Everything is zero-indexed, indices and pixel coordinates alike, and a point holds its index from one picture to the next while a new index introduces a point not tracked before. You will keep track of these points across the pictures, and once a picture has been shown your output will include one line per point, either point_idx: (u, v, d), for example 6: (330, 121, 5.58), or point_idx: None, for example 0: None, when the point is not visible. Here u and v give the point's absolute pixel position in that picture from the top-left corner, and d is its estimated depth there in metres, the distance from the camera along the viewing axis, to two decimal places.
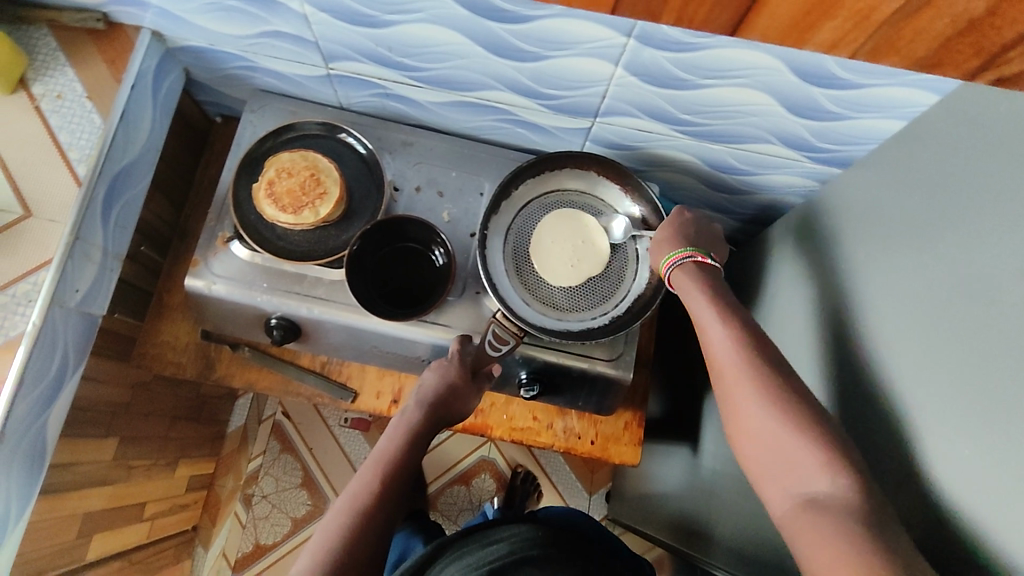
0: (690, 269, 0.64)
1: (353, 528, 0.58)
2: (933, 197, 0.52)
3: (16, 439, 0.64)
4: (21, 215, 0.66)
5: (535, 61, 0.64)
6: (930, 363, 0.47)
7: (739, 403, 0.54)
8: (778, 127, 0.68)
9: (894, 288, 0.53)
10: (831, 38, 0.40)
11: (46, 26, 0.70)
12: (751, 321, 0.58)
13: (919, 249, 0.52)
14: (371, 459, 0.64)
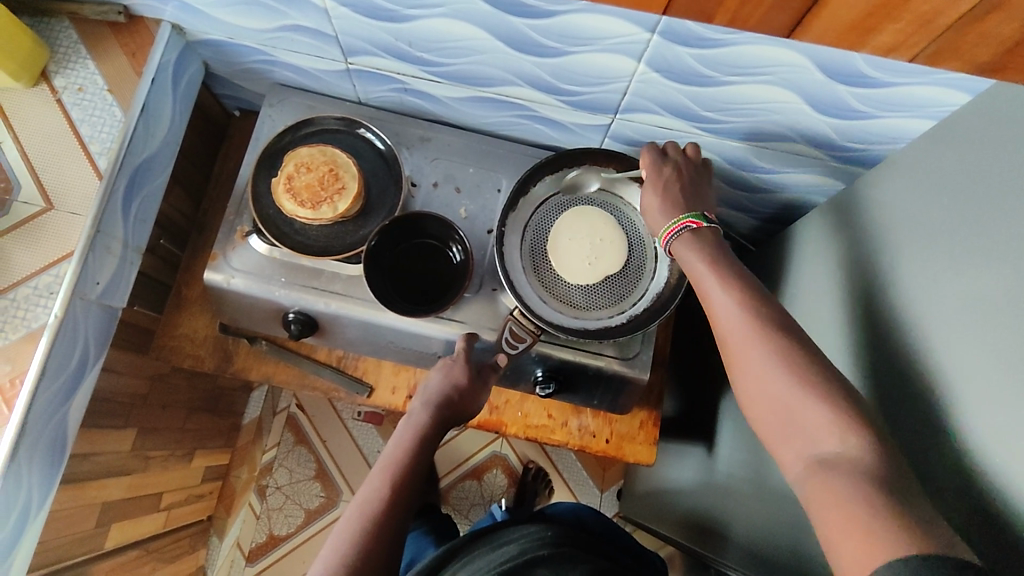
0: (688, 239, 0.61)
1: (366, 534, 0.56)
2: (974, 200, 0.51)
3: (37, 430, 0.65)
4: (42, 208, 0.67)
5: (556, 57, 0.63)
6: (971, 371, 0.46)
7: (750, 372, 0.51)
8: (803, 126, 0.67)
9: (929, 293, 0.52)
10: (889, 40, 0.50)
11: (68, 19, 0.70)
12: (757, 287, 0.56)
13: (951, 253, 0.52)
14: (381, 463, 0.63)
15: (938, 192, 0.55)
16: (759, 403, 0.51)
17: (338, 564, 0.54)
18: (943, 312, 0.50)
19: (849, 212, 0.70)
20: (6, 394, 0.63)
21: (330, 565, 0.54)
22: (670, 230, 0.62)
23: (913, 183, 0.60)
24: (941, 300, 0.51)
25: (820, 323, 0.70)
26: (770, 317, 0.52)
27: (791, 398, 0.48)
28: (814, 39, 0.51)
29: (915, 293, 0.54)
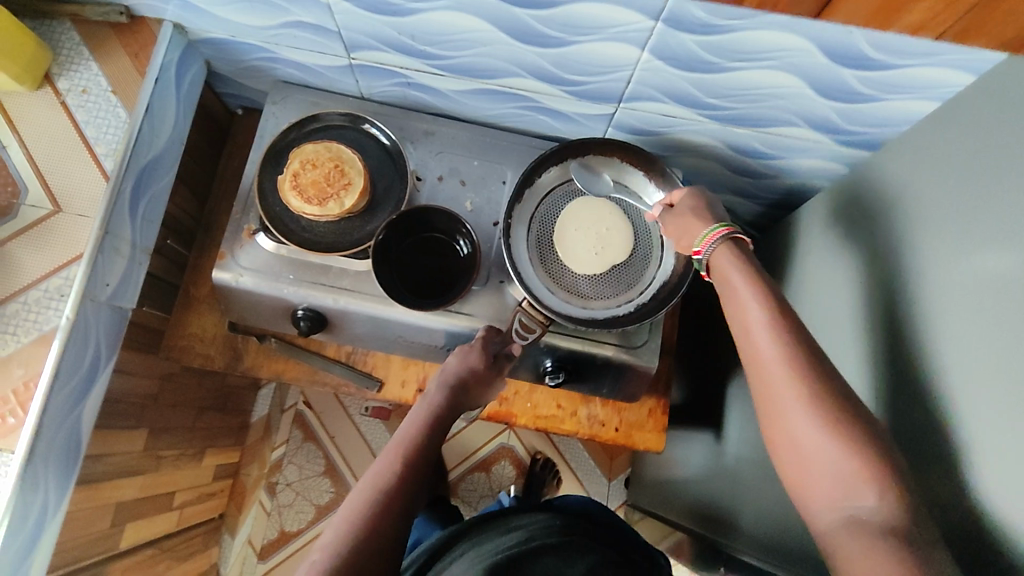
0: (730, 249, 0.59)
1: (377, 507, 0.55)
2: (994, 185, 0.52)
3: (52, 431, 0.65)
4: (50, 211, 0.67)
5: (560, 47, 0.63)
6: (997, 354, 0.47)
7: (785, 412, 0.49)
8: (808, 111, 0.67)
9: (954, 278, 0.53)
10: (917, 20, 0.51)
11: (69, 20, 0.70)
12: (798, 317, 0.52)
13: (973, 235, 0.52)
14: (394, 439, 0.62)
15: (957, 177, 0.56)
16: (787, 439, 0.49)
17: (351, 534, 0.53)
18: (969, 297, 0.51)
19: (861, 198, 0.70)
20: (20, 397, 0.63)
21: (343, 535, 0.53)
22: (712, 233, 0.60)
23: (925, 167, 0.61)
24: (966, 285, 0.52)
25: (831, 307, 0.70)
26: (812, 357, 0.50)
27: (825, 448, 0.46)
28: (843, 18, 0.53)
29: (938, 278, 0.55)
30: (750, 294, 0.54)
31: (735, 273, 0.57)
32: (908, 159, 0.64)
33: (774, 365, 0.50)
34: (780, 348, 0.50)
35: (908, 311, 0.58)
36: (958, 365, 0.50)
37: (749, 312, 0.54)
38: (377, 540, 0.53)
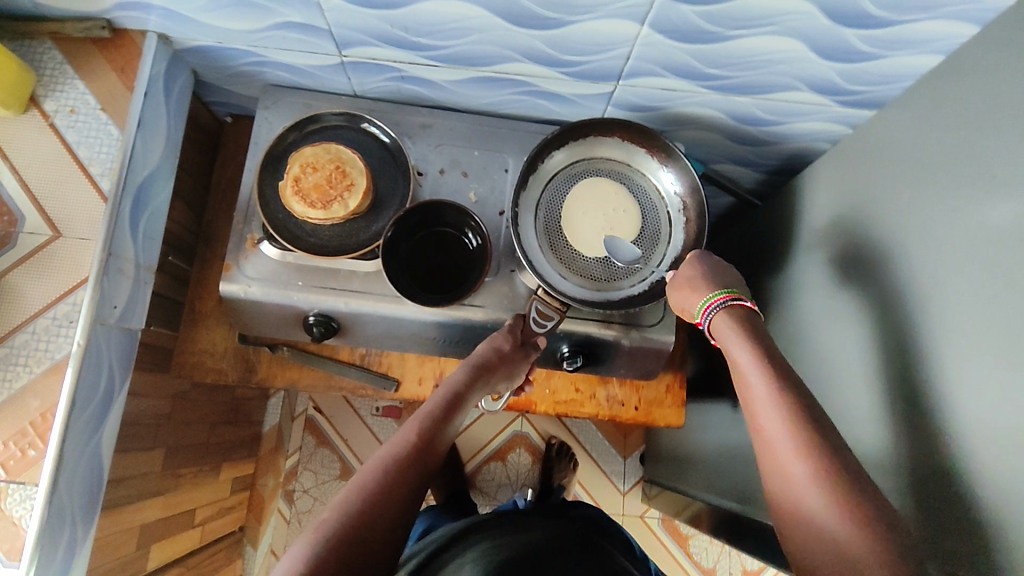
0: (736, 313, 0.64)
1: (392, 470, 0.57)
2: (1007, 135, 0.52)
3: (75, 460, 0.64)
4: (49, 236, 0.65)
5: (558, 28, 0.62)
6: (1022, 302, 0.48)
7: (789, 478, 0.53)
8: (809, 74, 0.67)
9: (975, 230, 0.53)
10: None
11: (49, 39, 0.68)
12: (798, 385, 0.57)
13: (991, 186, 0.52)
14: (414, 415, 0.65)
15: (966, 128, 0.56)
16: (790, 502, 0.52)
17: (366, 491, 0.55)
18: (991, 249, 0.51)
19: (861, 157, 0.70)
20: (39, 428, 0.62)
21: (356, 492, 0.54)
22: (713, 298, 0.65)
23: (931, 120, 0.61)
24: (988, 236, 0.52)
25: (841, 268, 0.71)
26: (816, 424, 0.54)
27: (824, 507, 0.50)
28: None
29: (959, 230, 0.55)
30: (752, 359, 0.59)
31: (738, 337, 0.62)
32: (908, 115, 0.64)
33: (777, 433, 0.54)
34: (782, 415, 0.55)
35: (924, 267, 0.58)
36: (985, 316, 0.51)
37: (751, 382, 0.58)
38: (388, 502, 0.55)
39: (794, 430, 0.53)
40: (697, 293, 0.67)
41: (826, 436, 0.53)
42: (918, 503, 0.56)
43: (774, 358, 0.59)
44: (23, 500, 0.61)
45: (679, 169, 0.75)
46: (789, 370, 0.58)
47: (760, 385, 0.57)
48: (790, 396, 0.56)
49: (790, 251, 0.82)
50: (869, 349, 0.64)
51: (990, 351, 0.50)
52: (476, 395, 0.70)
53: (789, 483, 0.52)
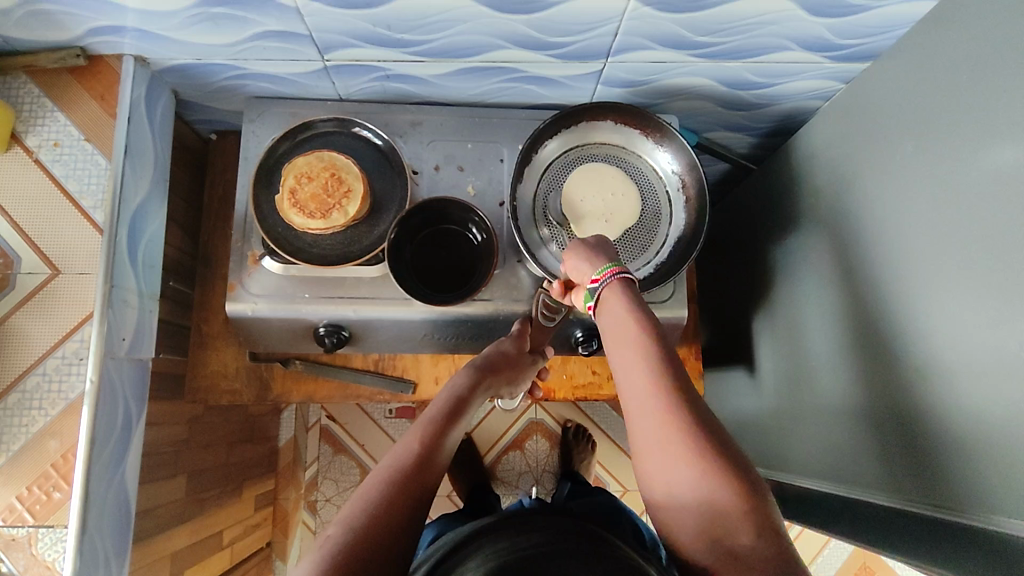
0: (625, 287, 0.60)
1: (397, 481, 0.55)
2: (1012, 75, 0.51)
3: (101, 497, 0.63)
4: (49, 274, 0.64)
5: (543, 10, 0.61)
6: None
7: (658, 456, 0.51)
8: (798, 32, 0.66)
9: (983, 174, 0.53)
10: None
11: (24, 73, 0.66)
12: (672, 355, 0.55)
13: (996, 129, 0.52)
14: (417, 421, 0.63)
15: (965, 69, 0.56)
16: (662, 488, 0.51)
17: (369, 504, 0.53)
18: (998, 190, 0.51)
19: (857, 111, 0.70)
20: (61, 470, 0.61)
21: (359, 509, 0.52)
22: (606, 269, 0.60)
23: (927, 68, 0.60)
24: (997, 179, 0.52)
25: (844, 225, 0.71)
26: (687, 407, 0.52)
27: (693, 494, 0.49)
28: None
29: (966, 173, 0.55)
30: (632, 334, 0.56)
31: (622, 307, 0.58)
32: (900, 65, 0.63)
33: (648, 409, 0.53)
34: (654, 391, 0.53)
35: (934, 216, 0.58)
36: (999, 259, 0.51)
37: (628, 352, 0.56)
38: (398, 514, 0.53)
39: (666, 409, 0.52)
40: (593, 258, 0.62)
41: (702, 419, 0.51)
42: (948, 449, 0.56)
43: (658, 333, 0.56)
44: (54, 543, 0.61)
45: (674, 147, 0.74)
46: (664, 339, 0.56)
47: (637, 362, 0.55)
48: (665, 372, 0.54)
49: (792, 212, 0.82)
50: (884, 302, 0.64)
51: (1010, 292, 0.50)
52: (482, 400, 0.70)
53: (656, 465, 0.51)
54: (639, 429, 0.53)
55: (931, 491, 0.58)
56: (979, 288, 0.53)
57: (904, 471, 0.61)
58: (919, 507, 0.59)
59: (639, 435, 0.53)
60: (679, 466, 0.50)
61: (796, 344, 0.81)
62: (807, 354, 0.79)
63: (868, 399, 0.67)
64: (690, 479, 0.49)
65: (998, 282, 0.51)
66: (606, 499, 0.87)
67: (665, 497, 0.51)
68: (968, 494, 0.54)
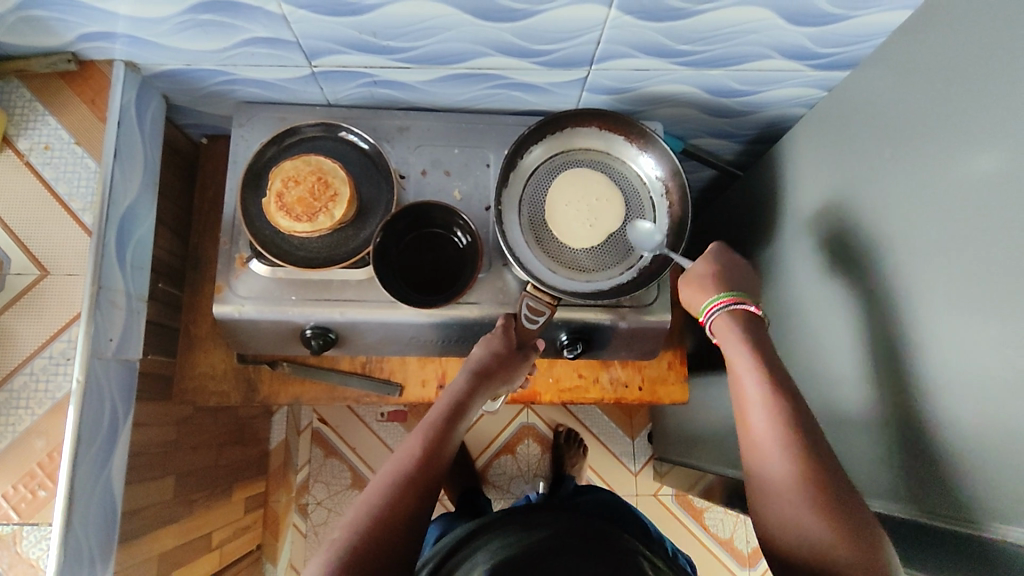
0: (740, 316, 0.66)
1: (398, 487, 0.58)
2: (981, 86, 0.52)
3: (87, 496, 0.64)
4: (37, 275, 0.65)
5: (526, 18, 0.62)
6: (1011, 248, 0.48)
7: (771, 479, 0.57)
8: (779, 41, 0.67)
9: (955, 182, 0.54)
10: None
11: (16, 78, 0.67)
12: (786, 385, 0.61)
13: (968, 138, 0.53)
14: (418, 425, 0.65)
15: (941, 78, 0.57)
16: (771, 509, 0.57)
17: (371, 510, 0.56)
18: (974, 196, 0.52)
19: (837, 118, 0.71)
20: (47, 468, 0.62)
21: (361, 514, 0.56)
22: (719, 299, 0.67)
23: (903, 77, 0.61)
24: (968, 187, 0.53)
25: (825, 231, 0.72)
26: (797, 422, 0.58)
27: (800, 520, 0.54)
28: None
29: (943, 180, 0.56)
30: (745, 356, 0.63)
31: (735, 338, 0.64)
32: (878, 73, 0.64)
33: (763, 436, 0.59)
34: (768, 419, 0.59)
35: (910, 223, 0.59)
36: (973, 263, 0.52)
37: (744, 380, 0.62)
38: (396, 523, 0.56)
39: (782, 437, 0.57)
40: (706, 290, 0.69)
41: (811, 449, 0.57)
42: (929, 453, 0.56)
43: (769, 357, 0.63)
44: (39, 541, 0.61)
45: (657, 153, 0.75)
46: (780, 371, 0.62)
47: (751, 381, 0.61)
48: (778, 404, 0.59)
49: (776, 218, 0.83)
50: (864, 307, 0.65)
51: (983, 294, 0.51)
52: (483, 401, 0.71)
53: (764, 471, 0.58)
54: (754, 450, 0.59)
55: (917, 497, 0.58)
56: (953, 293, 0.54)
57: (888, 474, 0.62)
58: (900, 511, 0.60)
59: (755, 459, 0.59)
60: (788, 491, 0.56)
61: (782, 349, 0.82)
62: (793, 358, 0.80)
63: (851, 404, 0.68)
64: (798, 505, 0.55)
65: (970, 286, 0.52)
66: (605, 498, 0.87)
67: (770, 516, 0.57)
68: (945, 497, 0.55)
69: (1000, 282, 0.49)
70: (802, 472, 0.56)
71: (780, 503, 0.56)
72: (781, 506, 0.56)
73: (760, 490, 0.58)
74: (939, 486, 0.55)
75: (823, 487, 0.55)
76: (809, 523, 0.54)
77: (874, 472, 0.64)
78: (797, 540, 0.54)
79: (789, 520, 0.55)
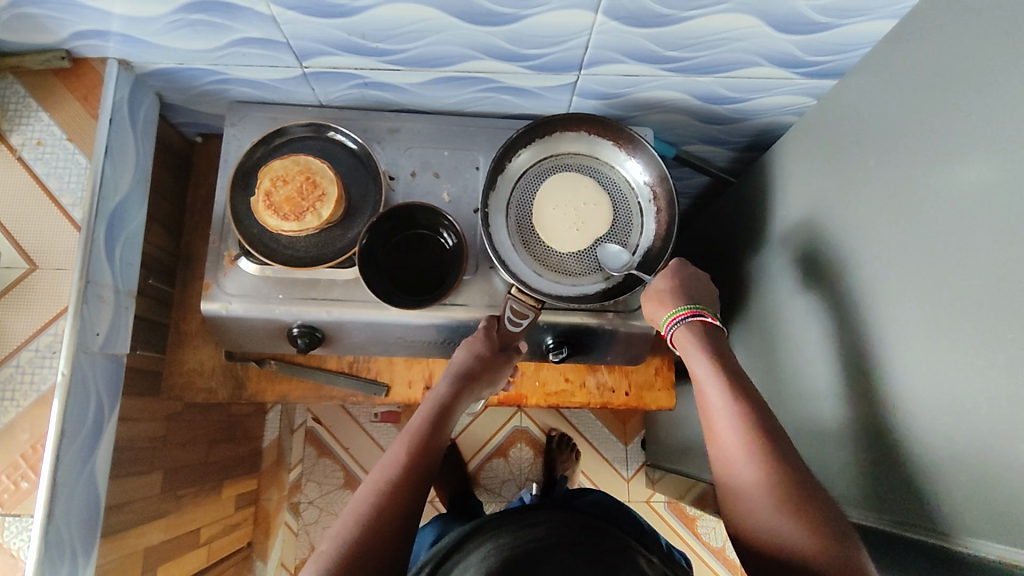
0: (697, 328, 0.68)
1: (385, 494, 0.58)
2: (961, 96, 0.52)
3: (69, 489, 0.64)
4: (26, 269, 0.66)
5: (512, 22, 0.63)
6: (987, 258, 0.48)
7: (742, 485, 0.58)
8: (767, 49, 0.67)
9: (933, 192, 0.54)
10: None
11: (11, 74, 0.68)
12: (748, 393, 0.62)
13: (947, 148, 0.53)
14: (402, 432, 0.65)
15: (922, 88, 0.57)
16: (744, 515, 0.57)
17: (359, 520, 0.55)
18: (951, 207, 0.52)
19: (824, 127, 0.71)
20: (30, 460, 0.63)
21: (350, 524, 0.55)
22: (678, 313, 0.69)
23: (887, 86, 0.61)
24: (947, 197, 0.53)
25: (812, 239, 0.71)
26: (765, 427, 0.59)
27: (773, 523, 0.54)
28: None
29: (922, 189, 0.55)
30: (711, 367, 0.64)
31: (698, 349, 0.66)
32: (864, 82, 0.64)
33: (731, 444, 0.59)
34: (733, 426, 0.60)
35: (891, 232, 0.59)
36: (949, 273, 0.52)
37: (708, 390, 0.63)
38: (381, 529, 0.55)
39: (747, 443, 0.58)
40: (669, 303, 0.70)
41: (777, 452, 0.57)
42: (903, 465, 0.56)
43: (733, 368, 0.64)
44: (19, 532, 0.62)
45: (645, 158, 0.75)
46: (742, 380, 0.63)
47: (717, 391, 0.62)
48: (742, 411, 0.60)
49: (765, 226, 0.83)
50: (847, 316, 0.65)
51: (957, 304, 0.51)
52: (465, 404, 0.71)
53: (738, 481, 0.58)
54: (724, 459, 0.60)
55: (894, 508, 0.58)
56: (929, 303, 0.54)
57: (866, 485, 0.61)
58: (878, 522, 0.60)
59: (725, 467, 0.60)
60: (758, 496, 0.56)
61: (768, 357, 0.82)
62: (779, 367, 0.79)
63: (832, 414, 0.67)
64: (769, 508, 0.55)
65: (945, 296, 0.52)
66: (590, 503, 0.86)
67: (744, 523, 0.57)
68: (920, 509, 0.54)
69: (974, 293, 0.49)
70: (769, 474, 0.56)
71: (756, 511, 0.56)
72: (758, 514, 0.56)
73: (733, 498, 0.58)
74: (915, 498, 0.55)
75: (789, 484, 0.55)
76: (784, 524, 0.54)
77: (854, 483, 0.64)
78: (775, 546, 0.54)
79: (763, 523, 0.55)
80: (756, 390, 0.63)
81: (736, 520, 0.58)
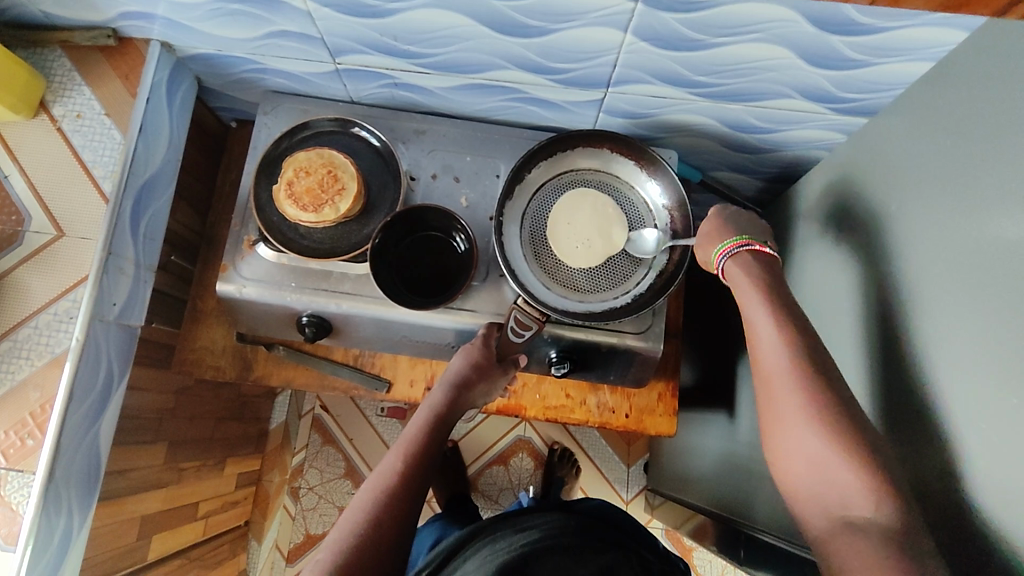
0: (745, 260, 0.62)
1: (382, 501, 0.58)
2: (978, 145, 0.51)
3: (71, 451, 0.66)
4: (53, 235, 0.68)
5: (541, 36, 0.63)
6: (997, 318, 0.46)
7: (785, 417, 0.54)
8: (799, 81, 0.66)
9: (938, 245, 0.53)
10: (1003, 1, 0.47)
11: (59, 47, 0.71)
12: (801, 321, 0.57)
13: (959, 199, 0.52)
14: (398, 440, 0.65)
15: (943, 134, 0.55)
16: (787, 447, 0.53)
17: (357, 527, 0.55)
18: (969, 260, 0.49)
19: (853, 166, 0.69)
20: (38, 419, 0.65)
21: (348, 531, 0.55)
22: (728, 246, 0.63)
23: (915, 129, 0.60)
24: (956, 252, 0.51)
25: (829, 278, 0.70)
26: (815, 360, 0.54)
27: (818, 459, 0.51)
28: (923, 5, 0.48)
29: (929, 238, 0.54)
30: (763, 306, 0.58)
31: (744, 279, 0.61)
32: (898, 121, 0.63)
33: (776, 372, 0.55)
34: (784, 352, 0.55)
35: (899, 279, 0.57)
36: (949, 329, 0.50)
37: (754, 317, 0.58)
38: (380, 537, 0.55)
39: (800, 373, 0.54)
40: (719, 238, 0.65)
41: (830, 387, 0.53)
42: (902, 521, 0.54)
43: (790, 310, 0.58)
44: (21, 488, 0.64)
45: (665, 180, 0.75)
46: (793, 307, 0.58)
47: (770, 332, 0.57)
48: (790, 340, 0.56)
49: (788, 260, 0.81)
50: (856, 360, 0.63)
51: (955, 361, 0.49)
52: (462, 410, 0.71)
53: (782, 415, 0.54)
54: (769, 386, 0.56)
55: None
56: (929, 357, 0.52)
57: None
58: None
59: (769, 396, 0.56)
60: (804, 431, 0.52)
61: None
62: None
63: None
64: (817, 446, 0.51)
65: (944, 352, 0.51)
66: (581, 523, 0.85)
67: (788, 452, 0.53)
68: None
69: (970, 353, 0.48)
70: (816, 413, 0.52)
71: (807, 462, 0.52)
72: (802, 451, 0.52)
73: (774, 422, 0.55)
74: None
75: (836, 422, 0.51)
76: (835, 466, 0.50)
77: None
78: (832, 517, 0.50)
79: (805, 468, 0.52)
80: (804, 316, 0.58)
81: (784, 483, 0.54)
